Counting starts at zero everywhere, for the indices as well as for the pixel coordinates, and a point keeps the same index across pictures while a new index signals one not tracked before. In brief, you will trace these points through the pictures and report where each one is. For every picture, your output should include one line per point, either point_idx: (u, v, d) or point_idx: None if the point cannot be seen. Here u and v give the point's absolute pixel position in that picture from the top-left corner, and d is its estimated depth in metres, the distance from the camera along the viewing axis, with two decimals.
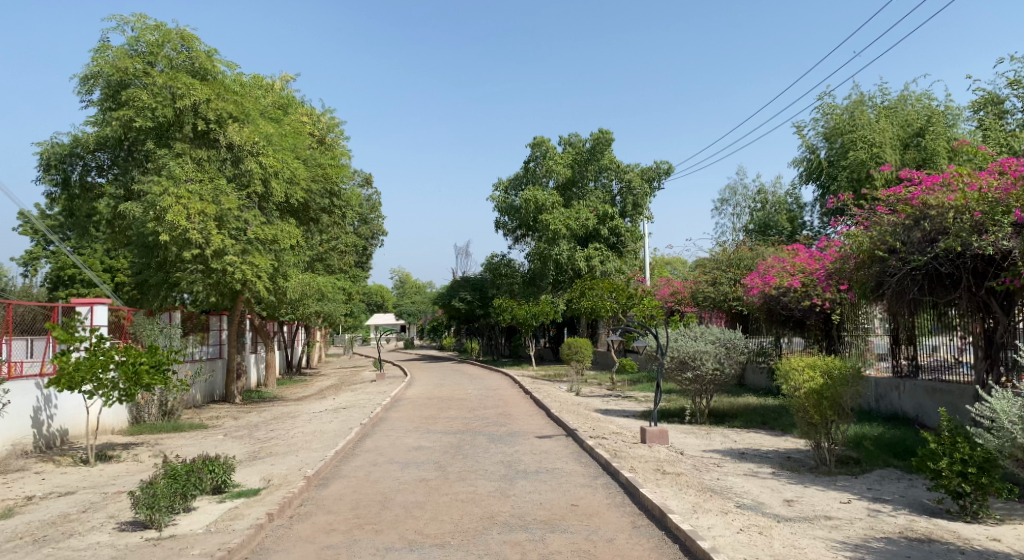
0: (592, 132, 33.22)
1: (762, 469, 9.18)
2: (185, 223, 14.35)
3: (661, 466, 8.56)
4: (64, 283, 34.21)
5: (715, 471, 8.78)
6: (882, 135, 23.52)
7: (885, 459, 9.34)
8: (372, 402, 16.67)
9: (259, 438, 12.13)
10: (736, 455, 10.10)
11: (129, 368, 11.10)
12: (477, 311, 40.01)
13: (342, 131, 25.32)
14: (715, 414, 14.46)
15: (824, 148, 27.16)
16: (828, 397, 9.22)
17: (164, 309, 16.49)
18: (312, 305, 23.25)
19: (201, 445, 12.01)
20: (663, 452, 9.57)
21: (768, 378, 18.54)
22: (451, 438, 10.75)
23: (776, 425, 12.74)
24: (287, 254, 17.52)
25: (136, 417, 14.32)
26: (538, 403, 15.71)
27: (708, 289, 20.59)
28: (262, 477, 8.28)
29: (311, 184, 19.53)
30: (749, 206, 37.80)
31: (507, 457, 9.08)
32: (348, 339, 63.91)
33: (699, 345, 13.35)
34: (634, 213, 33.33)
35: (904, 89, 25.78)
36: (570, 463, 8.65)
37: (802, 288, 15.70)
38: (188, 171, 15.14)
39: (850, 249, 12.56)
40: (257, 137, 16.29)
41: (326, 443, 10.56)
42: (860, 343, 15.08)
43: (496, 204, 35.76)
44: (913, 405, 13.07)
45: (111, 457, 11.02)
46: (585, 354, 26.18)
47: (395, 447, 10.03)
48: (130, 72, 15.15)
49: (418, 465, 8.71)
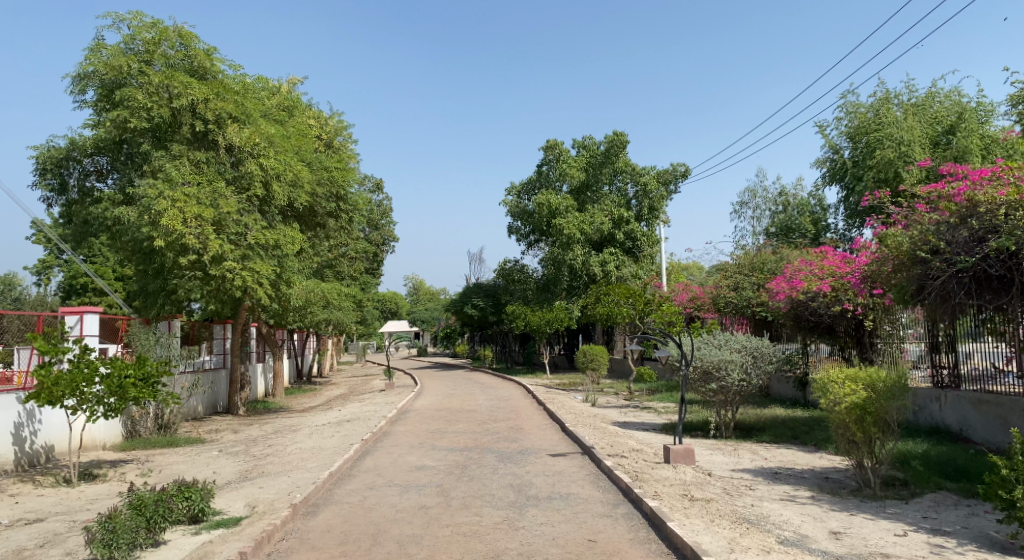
0: (607, 134, 32.44)
1: (799, 493, 8.30)
2: (181, 228, 13.71)
3: (689, 491, 7.70)
4: (76, 292, 33.92)
5: (748, 496, 7.91)
6: (911, 133, 22.52)
7: (936, 482, 8.42)
8: (377, 414, 15.90)
9: (254, 456, 11.39)
10: (769, 477, 9.20)
11: (114, 382, 10.39)
12: (491, 318, 39.24)
13: (351, 134, 24.71)
14: (741, 428, 13.56)
15: (848, 148, 26.19)
16: (872, 412, 8.37)
17: (161, 318, 15.74)
18: (318, 312, 22.53)
19: (192, 462, 11.28)
20: (689, 473, 8.70)
21: (795, 388, 17.59)
22: (457, 456, 9.95)
23: (808, 440, 11.83)
24: (290, 261, 16.86)
25: (130, 431, 13.67)
26: (551, 416, 14.86)
27: (730, 294, 19.76)
28: (247, 504, 7.53)
29: (316, 187, 18.89)
30: (769, 209, 36.74)
31: (517, 479, 8.24)
32: (361, 347, 63.60)
33: (724, 355, 12.50)
34: (651, 216, 32.46)
35: (933, 85, 24.73)
36: (587, 487, 7.82)
37: (832, 292, 14.91)
38: (185, 173, 14.55)
39: (886, 250, 11.55)
40: (258, 137, 15.66)
41: (322, 462, 9.79)
42: (894, 350, 14.07)
43: (509, 209, 35.00)
44: (957, 418, 12.06)
45: (96, 476, 10.33)
46: (601, 363, 25.27)
47: (396, 467, 9.25)
48: (126, 71, 14.56)
49: (420, 489, 7.90)
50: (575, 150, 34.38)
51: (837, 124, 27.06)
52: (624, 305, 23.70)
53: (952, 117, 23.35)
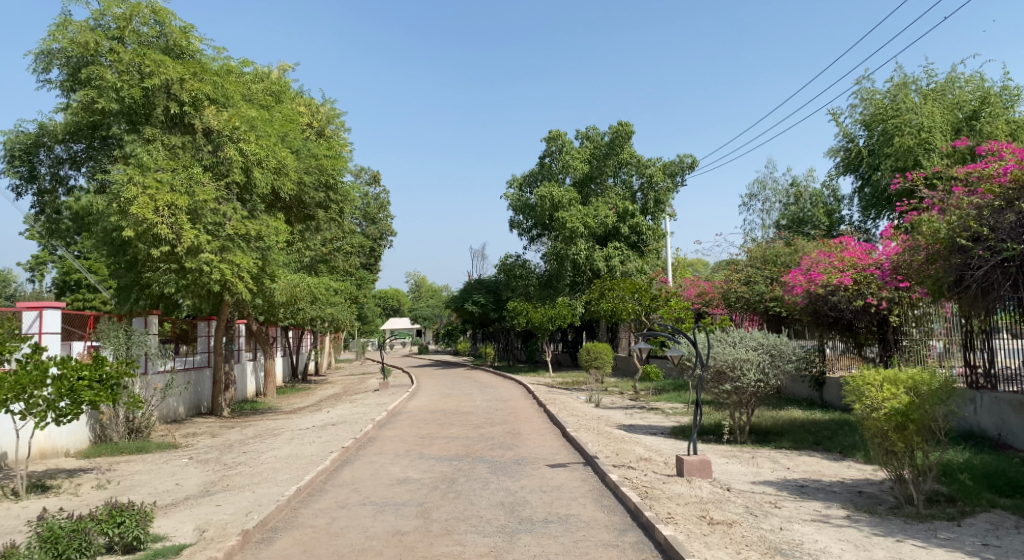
0: (611, 124, 31.23)
1: (832, 513, 7.27)
2: (152, 217, 12.68)
3: (707, 513, 6.67)
4: (70, 288, 32.97)
5: (775, 517, 6.87)
6: (932, 119, 21.41)
7: (988, 498, 7.37)
8: (366, 416, 14.90)
9: (225, 464, 10.38)
10: (794, 491, 8.15)
11: (65, 384, 9.29)
12: (491, 315, 38.22)
13: (344, 122, 23.66)
14: (757, 433, 12.55)
15: (864, 137, 25.05)
16: (916, 420, 7.32)
17: (135, 314, 14.72)
18: (308, 309, 21.53)
19: (156, 472, 10.27)
20: (705, 489, 7.64)
21: (812, 388, 16.54)
22: (446, 467, 8.97)
23: (832, 447, 10.81)
24: (275, 253, 15.85)
25: (100, 435, 12.74)
26: (552, 419, 13.83)
27: (742, 289, 18.70)
28: (196, 526, 6.52)
29: (303, 176, 17.87)
30: (780, 201, 35.58)
31: (510, 497, 7.20)
32: (362, 345, 62.82)
33: (739, 353, 11.49)
34: (656, 210, 31.43)
35: (953, 69, 23.55)
36: (590, 508, 6.78)
37: (854, 285, 13.84)
38: (159, 160, 13.53)
39: (919, 239, 10.48)
40: (238, 120, 14.57)
41: (295, 474, 8.79)
42: (922, 348, 13.02)
43: (510, 202, 33.95)
44: (994, 422, 10.92)
45: (48, 488, 9.32)
46: (605, 361, 24.27)
47: (376, 481, 8.24)
48: (95, 48, 13.61)
49: (399, 509, 6.89)
50: (578, 141, 33.32)
51: (851, 110, 25.93)
52: (629, 300, 22.61)
53: (973, 102, 22.29)
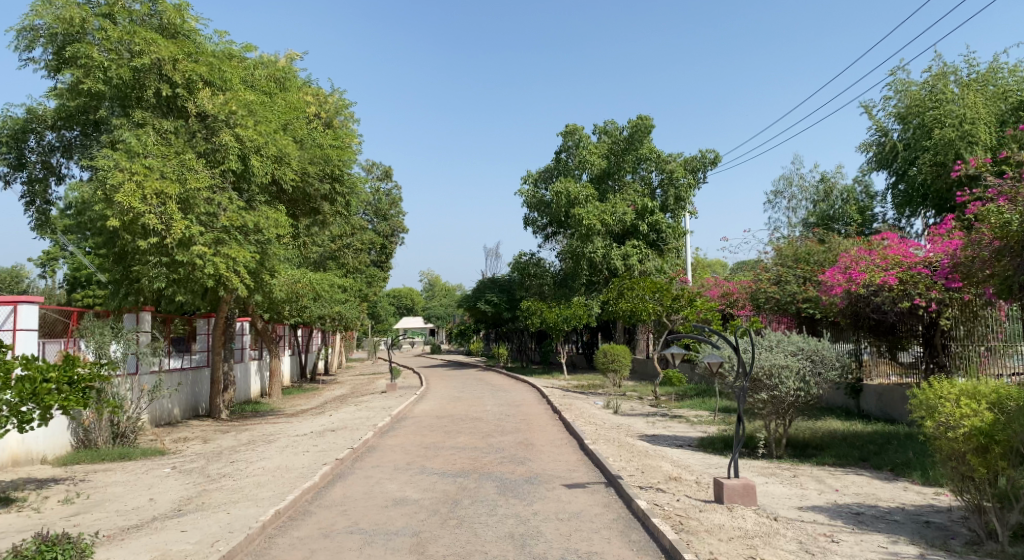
0: (630, 118, 30.13)
1: (902, 550, 6.13)
2: (139, 205, 11.75)
3: (756, 551, 5.57)
4: (80, 285, 32.36)
5: (836, 556, 5.76)
6: (975, 110, 20.10)
7: None
8: (368, 421, 13.89)
9: (207, 477, 9.40)
10: (851, 520, 7.02)
11: (28, 387, 8.23)
12: (505, 314, 37.25)
13: (354, 113, 22.70)
14: (795, 446, 11.40)
15: (898, 131, 23.78)
16: (1002, 441, 6.16)
17: (126, 309, 13.85)
18: (313, 305, 20.58)
19: (133, 484, 9.31)
20: (749, 519, 6.55)
21: (849, 396, 15.32)
22: (449, 485, 7.94)
23: (882, 464, 9.67)
24: (275, 247, 14.90)
25: (83, 440, 11.84)
26: (568, 428, 12.74)
27: (772, 289, 17.44)
28: (151, 559, 5.52)
29: (306, 166, 16.89)
30: (806, 199, 34.29)
31: (520, 527, 6.16)
32: (374, 345, 62.05)
33: (778, 359, 10.39)
34: (676, 207, 30.30)
35: (996, 59, 22.23)
36: (616, 544, 5.70)
37: (899, 286, 12.59)
38: (149, 144, 12.65)
39: (984, 234, 9.24)
40: (236, 105, 13.58)
41: (279, 491, 7.81)
42: (974, 355, 11.80)
43: (526, 199, 32.87)
44: None
45: (10, 502, 8.35)
46: (623, 363, 23.02)
47: (369, 502, 7.22)
48: (80, 24, 12.81)
49: (389, 541, 5.85)
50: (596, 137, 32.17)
51: (885, 103, 24.71)
52: (649, 300, 21.45)
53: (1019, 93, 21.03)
